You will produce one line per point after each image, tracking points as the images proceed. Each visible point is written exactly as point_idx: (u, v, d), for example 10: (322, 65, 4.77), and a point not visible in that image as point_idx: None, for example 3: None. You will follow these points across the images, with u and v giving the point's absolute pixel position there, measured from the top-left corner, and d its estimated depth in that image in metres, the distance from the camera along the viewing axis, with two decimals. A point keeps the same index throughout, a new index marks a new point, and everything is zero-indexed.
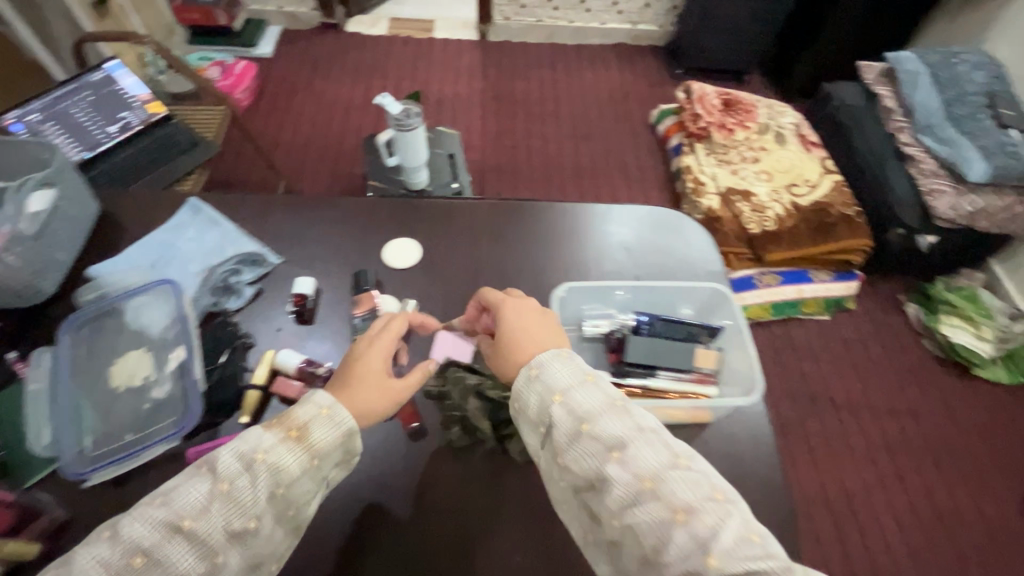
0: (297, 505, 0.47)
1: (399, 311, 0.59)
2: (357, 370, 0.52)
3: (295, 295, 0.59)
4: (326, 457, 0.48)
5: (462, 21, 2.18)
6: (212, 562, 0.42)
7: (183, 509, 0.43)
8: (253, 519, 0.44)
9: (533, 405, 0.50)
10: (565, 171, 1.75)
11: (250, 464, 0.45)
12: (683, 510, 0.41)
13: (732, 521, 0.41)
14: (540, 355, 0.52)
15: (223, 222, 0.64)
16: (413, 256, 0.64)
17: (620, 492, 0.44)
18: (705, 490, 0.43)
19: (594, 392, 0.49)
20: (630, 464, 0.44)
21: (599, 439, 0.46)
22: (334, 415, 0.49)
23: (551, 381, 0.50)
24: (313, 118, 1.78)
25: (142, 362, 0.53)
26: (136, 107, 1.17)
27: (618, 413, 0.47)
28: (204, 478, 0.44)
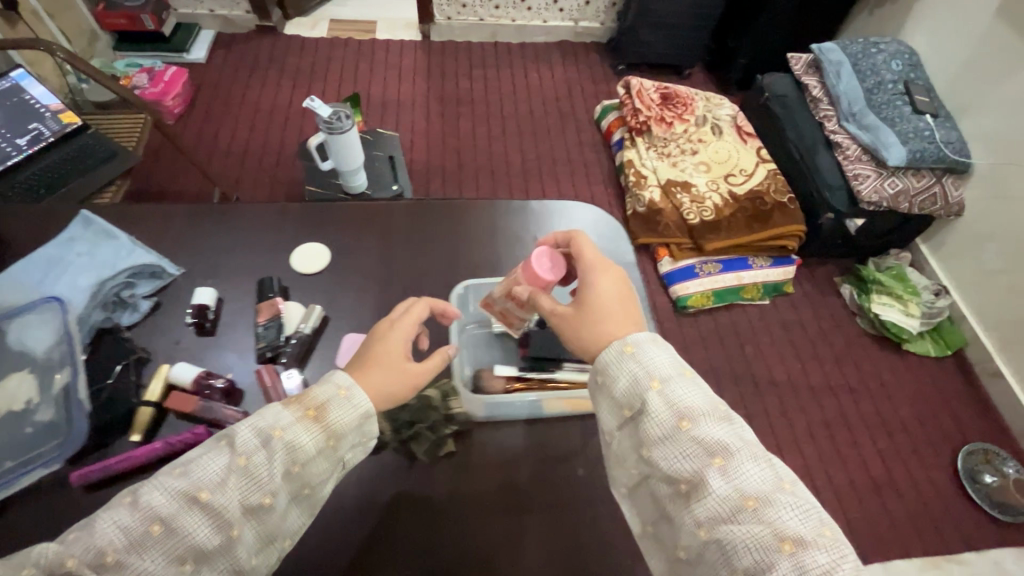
0: (312, 485, 0.49)
1: (304, 318, 0.57)
2: (379, 350, 0.54)
3: (193, 307, 0.57)
4: (343, 438, 0.50)
5: (405, 21, 2.16)
6: (228, 534, 0.43)
7: (202, 481, 0.44)
8: (268, 495, 0.45)
9: (623, 384, 0.49)
10: (511, 169, 1.76)
11: (268, 441, 0.46)
12: (789, 540, 0.40)
13: (846, 564, 0.40)
14: (638, 335, 0.51)
15: (119, 235, 0.60)
16: (321, 261, 0.63)
17: (716, 503, 0.43)
18: (813, 524, 0.41)
19: (696, 391, 0.47)
20: (732, 477, 0.43)
21: (700, 444, 0.45)
22: (353, 396, 0.50)
23: (651, 365, 0.48)
24: (251, 123, 1.74)
25: (25, 383, 0.50)
26: (49, 117, 1.12)
27: (724, 421, 0.46)
28: (223, 452, 0.45)
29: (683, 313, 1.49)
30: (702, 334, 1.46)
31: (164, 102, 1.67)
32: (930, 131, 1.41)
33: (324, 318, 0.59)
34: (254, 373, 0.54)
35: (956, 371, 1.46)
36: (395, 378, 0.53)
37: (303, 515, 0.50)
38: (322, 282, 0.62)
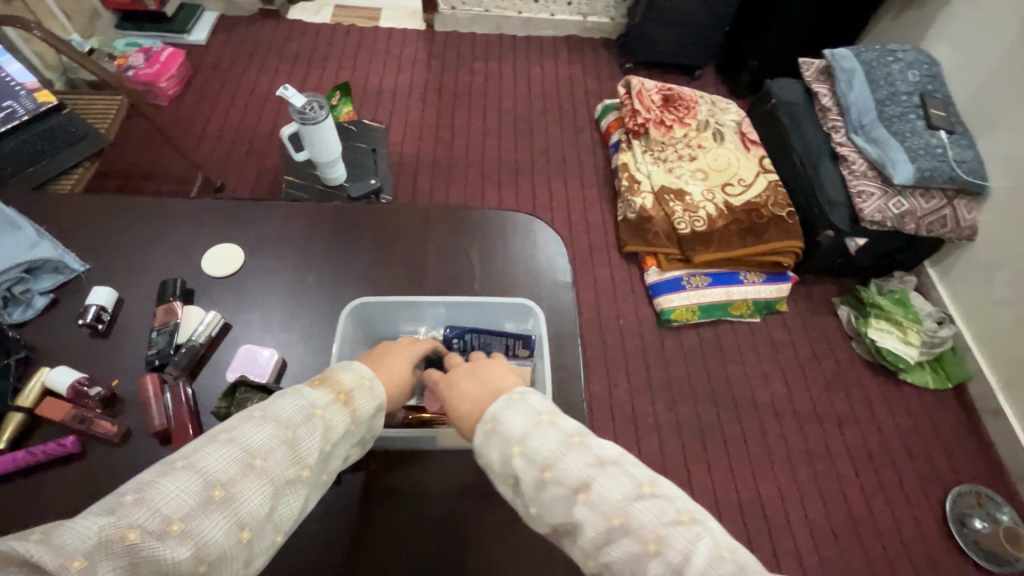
0: (334, 466, 0.47)
1: (201, 326, 0.54)
2: (391, 356, 0.53)
3: (87, 306, 0.54)
4: (364, 424, 0.48)
5: (410, 10, 2.11)
6: (277, 505, 0.41)
7: (252, 449, 0.41)
8: (310, 468, 0.43)
9: (496, 460, 0.47)
10: (503, 168, 1.70)
11: (312, 415, 0.44)
12: (653, 542, 0.41)
13: (704, 543, 0.41)
14: (491, 409, 0.48)
15: (24, 225, 0.58)
16: (233, 263, 0.60)
17: (592, 532, 0.43)
18: (669, 514, 0.43)
19: (551, 434, 0.46)
20: (597, 504, 0.43)
21: (563, 484, 0.44)
22: (376, 388, 0.49)
23: (507, 432, 0.47)
24: (244, 109, 1.72)
25: None
26: (23, 96, 1.08)
27: (579, 454, 0.45)
28: (267, 422, 0.42)
29: (667, 327, 1.43)
30: (684, 350, 1.40)
31: (158, 84, 1.66)
32: (943, 149, 1.31)
33: (224, 326, 0.56)
34: (137, 383, 0.51)
35: (955, 406, 1.37)
36: (399, 382, 0.52)
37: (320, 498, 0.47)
38: (231, 287, 0.59)
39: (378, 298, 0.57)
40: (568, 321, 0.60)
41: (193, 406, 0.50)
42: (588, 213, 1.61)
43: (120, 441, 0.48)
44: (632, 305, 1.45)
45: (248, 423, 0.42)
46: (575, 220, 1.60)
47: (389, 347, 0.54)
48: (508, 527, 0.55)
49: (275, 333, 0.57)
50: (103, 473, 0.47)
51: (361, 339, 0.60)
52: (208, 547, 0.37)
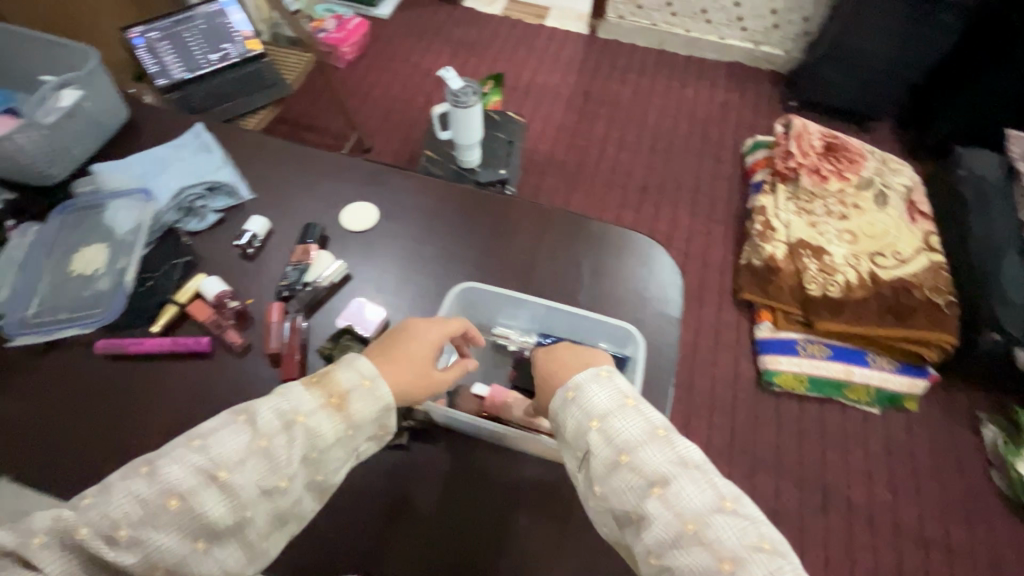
0: (326, 471, 0.49)
1: (328, 271, 0.60)
2: (402, 349, 0.53)
3: (244, 231, 0.62)
4: (364, 426, 0.50)
5: (577, 13, 2.14)
6: (241, 516, 0.44)
7: (220, 459, 0.45)
8: (285, 478, 0.46)
9: (570, 427, 0.51)
10: (631, 185, 1.66)
11: (290, 424, 0.47)
12: (730, 561, 0.42)
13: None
14: (578, 377, 0.52)
15: (215, 152, 0.68)
16: (368, 221, 0.65)
17: (661, 530, 0.44)
18: (751, 539, 0.43)
19: (634, 419, 0.49)
20: (673, 504, 0.44)
21: (640, 472, 0.46)
22: (376, 389, 0.50)
23: (589, 405, 0.50)
24: (405, 82, 1.86)
25: (101, 255, 0.59)
26: (237, 41, 1.28)
27: (664, 447, 0.48)
28: (242, 434, 0.46)
29: (767, 390, 1.31)
30: (780, 419, 1.27)
31: (340, 48, 1.84)
32: None
33: (346, 276, 0.61)
34: (267, 306, 0.58)
35: None
36: (412, 376, 0.52)
37: (314, 503, 0.49)
38: (358, 242, 0.64)
39: (483, 287, 0.59)
40: (666, 357, 0.58)
41: (304, 338, 0.56)
42: (708, 249, 1.53)
43: (241, 353, 0.55)
44: (733, 358, 1.35)
45: (226, 432, 0.46)
46: (693, 253, 1.52)
47: (399, 336, 0.54)
48: (552, 544, 0.54)
49: (385, 292, 0.61)
50: (225, 378, 0.54)
51: (461, 312, 0.62)
52: (160, 552, 0.42)
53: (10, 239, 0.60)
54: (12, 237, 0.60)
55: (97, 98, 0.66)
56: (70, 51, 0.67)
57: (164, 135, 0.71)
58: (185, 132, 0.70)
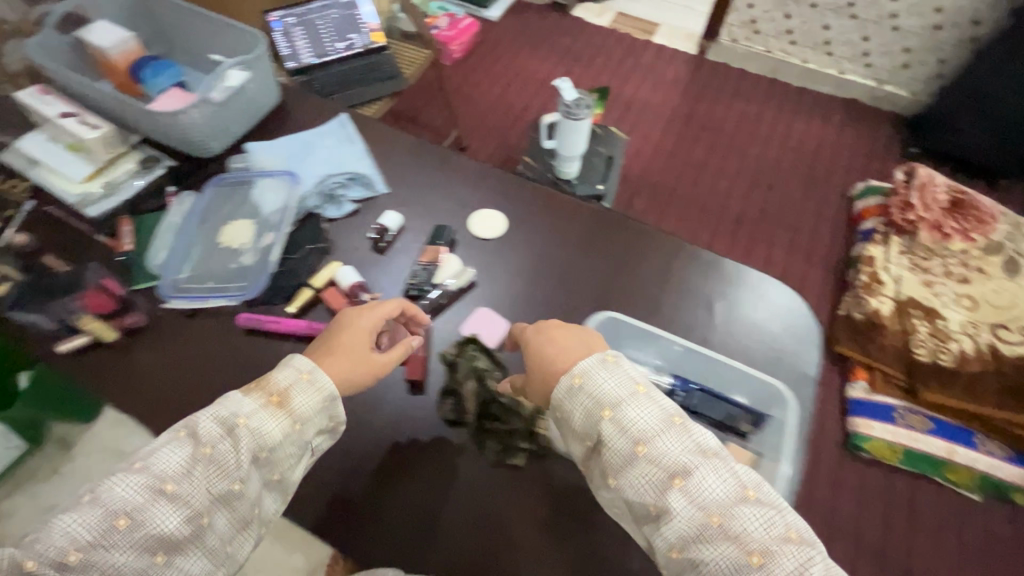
0: (281, 470, 0.50)
1: (457, 277, 0.62)
2: (338, 340, 0.54)
3: (378, 225, 0.64)
4: (311, 419, 0.51)
5: (688, 32, 2.09)
6: (198, 524, 0.45)
7: (165, 473, 0.46)
8: (237, 480, 0.47)
9: (579, 416, 0.50)
10: (725, 216, 1.60)
11: (232, 429, 0.48)
12: (758, 553, 0.43)
13: (812, 565, 0.43)
14: (585, 364, 0.51)
15: (357, 143, 0.70)
16: (497, 229, 0.65)
17: (685, 524, 0.45)
18: (777, 528, 0.44)
19: (648, 408, 0.49)
20: (695, 497, 0.45)
21: (660, 465, 0.47)
22: (316, 382, 0.51)
23: (599, 394, 0.50)
24: (507, 85, 1.87)
25: (247, 231, 0.62)
26: (364, 32, 1.34)
27: (680, 436, 0.48)
28: (182, 446, 0.47)
29: (853, 454, 1.22)
30: (864, 488, 1.18)
31: (448, 47, 1.88)
32: None
33: (471, 283, 0.62)
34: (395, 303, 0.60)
35: None
36: (353, 366, 0.54)
37: (276, 501, 0.51)
38: (487, 250, 0.64)
39: (627, 320, 0.58)
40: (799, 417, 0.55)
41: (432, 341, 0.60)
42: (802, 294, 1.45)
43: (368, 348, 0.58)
44: (818, 413, 1.27)
45: (167, 446, 0.47)
46: None
47: (336, 325, 0.55)
48: None
49: (512, 304, 0.61)
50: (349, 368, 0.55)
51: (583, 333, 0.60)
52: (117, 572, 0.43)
53: (170, 206, 0.64)
54: (172, 204, 0.64)
55: (259, 79, 0.70)
56: (239, 33, 0.71)
57: (310, 121, 0.74)
58: (330, 120, 0.73)
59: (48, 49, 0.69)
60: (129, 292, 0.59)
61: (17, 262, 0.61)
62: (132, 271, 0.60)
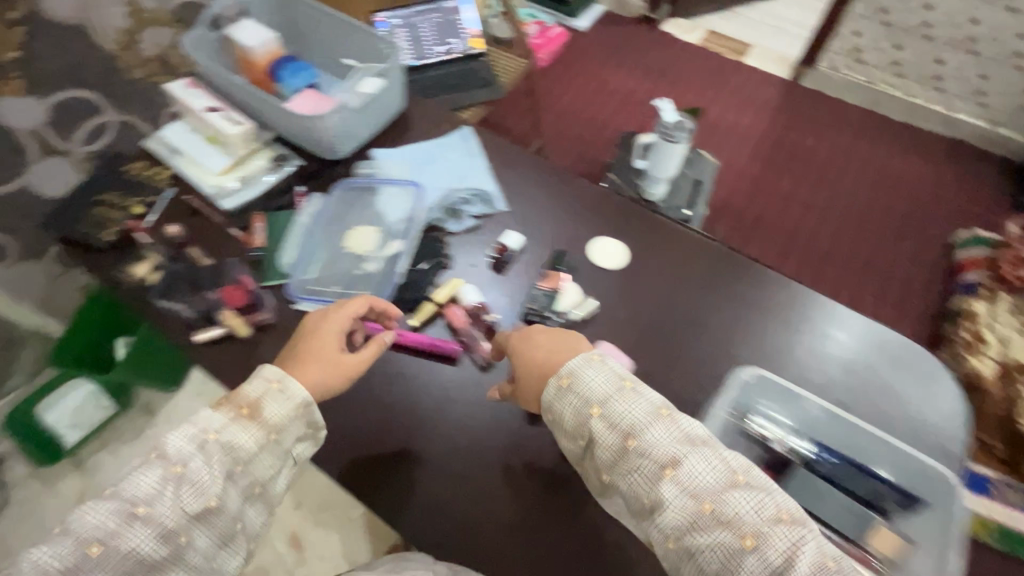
0: (262, 482, 0.51)
1: (576, 305, 0.59)
2: (307, 348, 0.55)
3: (498, 244, 0.64)
4: (286, 427, 0.52)
5: (781, 55, 2.01)
6: (175, 544, 0.46)
7: (138, 496, 0.47)
8: (213, 497, 0.48)
9: (569, 416, 0.51)
10: (809, 252, 1.53)
11: (203, 444, 0.49)
12: (750, 536, 0.43)
13: (805, 544, 0.43)
14: (573, 363, 0.52)
15: (478, 157, 0.70)
16: (617, 260, 0.64)
17: (678, 512, 0.46)
18: (769, 511, 0.45)
19: (635, 402, 0.50)
20: (685, 484, 0.46)
21: (650, 456, 0.48)
22: (286, 390, 0.52)
23: (587, 391, 0.51)
24: (590, 97, 1.85)
25: (373, 239, 0.63)
26: (463, 37, 1.34)
27: (669, 427, 0.49)
28: (154, 467, 0.48)
29: None
30: None
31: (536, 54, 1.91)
32: None
33: (591, 314, 0.60)
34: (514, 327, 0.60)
35: None
36: (326, 367, 0.55)
37: (261, 515, 0.52)
38: (606, 279, 0.63)
39: (775, 380, 0.53)
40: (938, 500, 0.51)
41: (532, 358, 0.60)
42: None
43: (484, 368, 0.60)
44: None
45: (139, 471, 0.48)
46: None
47: (301, 333, 0.56)
48: None
49: (629, 339, 0.60)
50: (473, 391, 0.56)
51: (703, 375, 0.57)
52: None
53: (299, 206, 0.66)
54: (301, 205, 0.66)
55: (390, 88, 0.71)
56: (374, 42, 0.73)
57: (431, 130, 0.74)
58: (451, 132, 0.73)
59: (200, 45, 0.73)
60: (260, 289, 0.61)
61: (164, 250, 0.64)
62: (263, 268, 0.62)
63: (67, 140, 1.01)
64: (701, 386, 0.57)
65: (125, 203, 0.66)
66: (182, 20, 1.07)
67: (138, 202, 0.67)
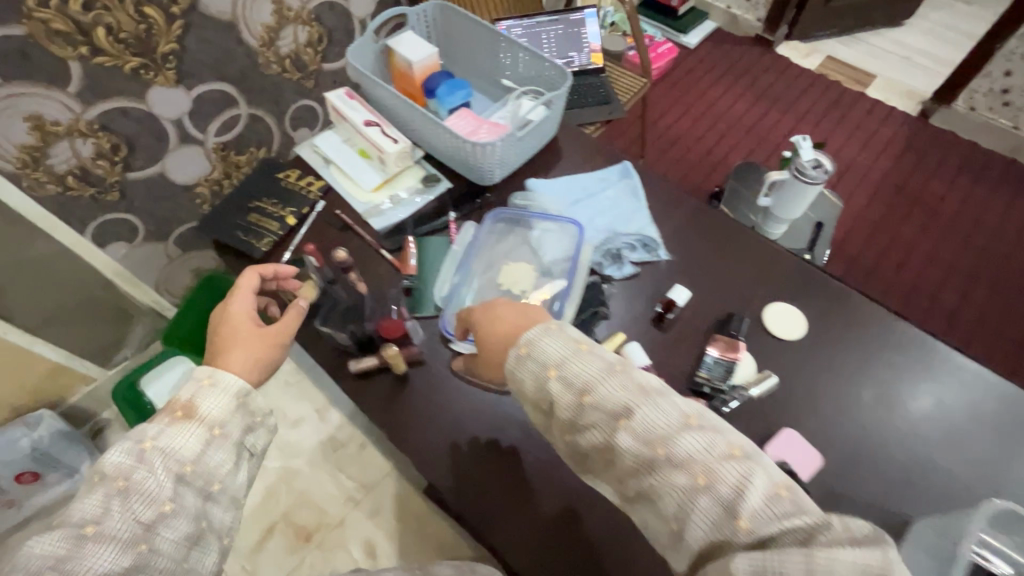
0: (219, 480, 0.46)
1: (757, 382, 0.53)
2: (229, 337, 0.52)
3: (665, 298, 0.58)
4: (230, 421, 0.48)
5: (910, 89, 1.85)
6: (138, 552, 0.40)
7: (85, 517, 0.40)
8: (168, 501, 0.43)
9: (529, 384, 0.46)
10: (931, 310, 1.39)
11: (142, 454, 0.44)
12: (702, 475, 0.38)
13: (754, 475, 0.37)
14: (530, 332, 0.47)
15: (640, 198, 0.65)
16: (795, 330, 0.57)
17: (633, 459, 0.41)
18: (720, 448, 0.39)
19: (589, 359, 0.44)
20: (638, 431, 0.41)
21: (602, 408, 0.42)
22: (218, 383, 0.49)
23: (542, 355, 0.45)
24: (696, 117, 1.77)
25: (527, 278, 0.59)
26: (585, 52, 1.30)
27: (622, 382, 0.43)
28: (97, 489, 0.42)
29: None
30: None
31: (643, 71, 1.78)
32: None
33: (770, 391, 0.53)
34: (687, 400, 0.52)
35: None
36: (252, 344, 0.53)
37: (229, 510, 0.46)
38: (789, 353, 0.56)
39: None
40: None
41: None
42: None
43: None
44: None
45: (80, 497, 0.42)
46: None
47: (218, 329, 0.54)
48: None
49: (810, 427, 0.52)
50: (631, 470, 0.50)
51: (898, 481, 0.49)
52: None
53: (451, 235, 0.64)
54: (453, 234, 0.64)
55: (553, 116, 0.67)
56: (540, 66, 0.70)
57: (587, 162, 0.70)
58: (609, 167, 0.69)
59: (360, 54, 0.71)
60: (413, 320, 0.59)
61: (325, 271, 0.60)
62: (416, 297, 0.60)
63: (204, 131, 1.03)
64: (902, 496, 0.49)
65: (277, 212, 0.66)
66: (317, 20, 1.07)
67: (291, 212, 0.66)
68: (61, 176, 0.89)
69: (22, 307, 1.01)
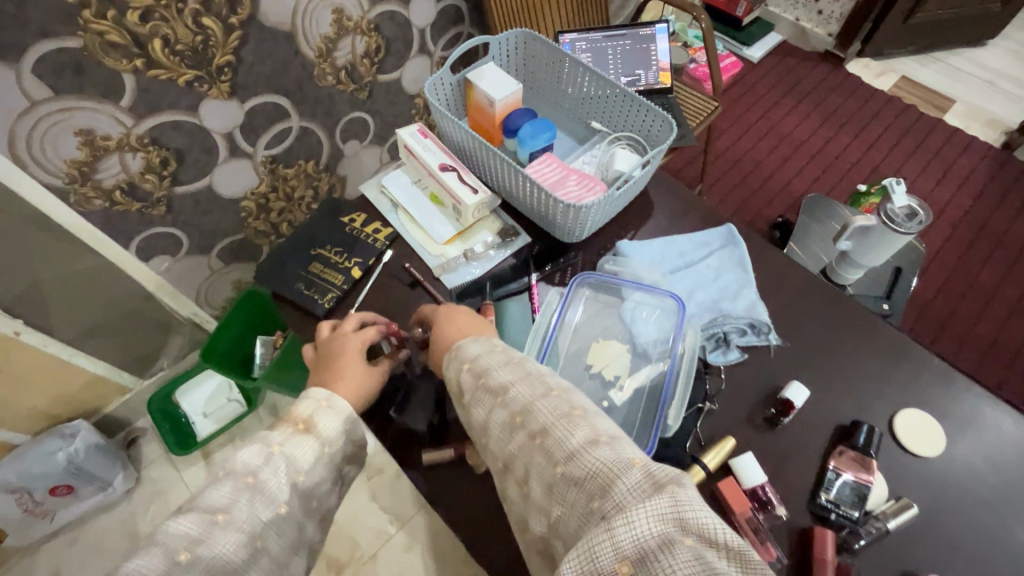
0: (319, 496, 0.43)
1: (894, 512, 0.46)
2: (343, 363, 0.50)
3: (780, 398, 0.51)
4: (337, 446, 0.45)
5: (991, 116, 1.72)
6: (257, 548, 0.37)
7: (215, 502, 0.38)
8: (284, 505, 0.40)
9: (448, 381, 0.45)
10: (1014, 367, 1.29)
11: (269, 455, 0.41)
12: (538, 435, 0.38)
13: (588, 431, 0.37)
14: (464, 340, 0.47)
15: (748, 271, 0.58)
16: (929, 446, 0.49)
17: (497, 430, 0.40)
18: (565, 408, 0.39)
19: (500, 356, 0.44)
20: (503, 401, 0.41)
21: (488, 390, 0.42)
22: (336, 407, 0.46)
23: (463, 352, 0.45)
24: (757, 139, 1.67)
25: (621, 359, 0.52)
26: (653, 70, 1.21)
27: (532, 383, 0.41)
28: (226, 480, 0.39)
29: None
30: None
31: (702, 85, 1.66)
32: None
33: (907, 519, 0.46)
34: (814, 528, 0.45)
35: None
36: (361, 380, 0.49)
37: (321, 531, 0.43)
38: (927, 470, 0.48)
39: None
40: None
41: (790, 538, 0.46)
42: None
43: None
44: None
45: (206, 486, 0.39)
46: None
47: (329, 356, 0.51)
48: None
49: (961, 564, 0.44)
50: None
51: None
52: None
53: (532, 300, 0.57)
54: (534, 300, 0.57)
55: (649, 168, 0.59)
56: (637, 109, 0.62)
57: (679, 217, 0.63)
58: (710, 231, 0.62)
59: (438, 88, 0.66)
60: None
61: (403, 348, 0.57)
62: None
63: (253, 145, 0.97)
64: None
65: (341, 263, 0.61)
66: (376, 29, 1.01)
67: (356, 263, 0.60)
68: (108, 191, 0.85)
69: (61, 316, 0.98)
